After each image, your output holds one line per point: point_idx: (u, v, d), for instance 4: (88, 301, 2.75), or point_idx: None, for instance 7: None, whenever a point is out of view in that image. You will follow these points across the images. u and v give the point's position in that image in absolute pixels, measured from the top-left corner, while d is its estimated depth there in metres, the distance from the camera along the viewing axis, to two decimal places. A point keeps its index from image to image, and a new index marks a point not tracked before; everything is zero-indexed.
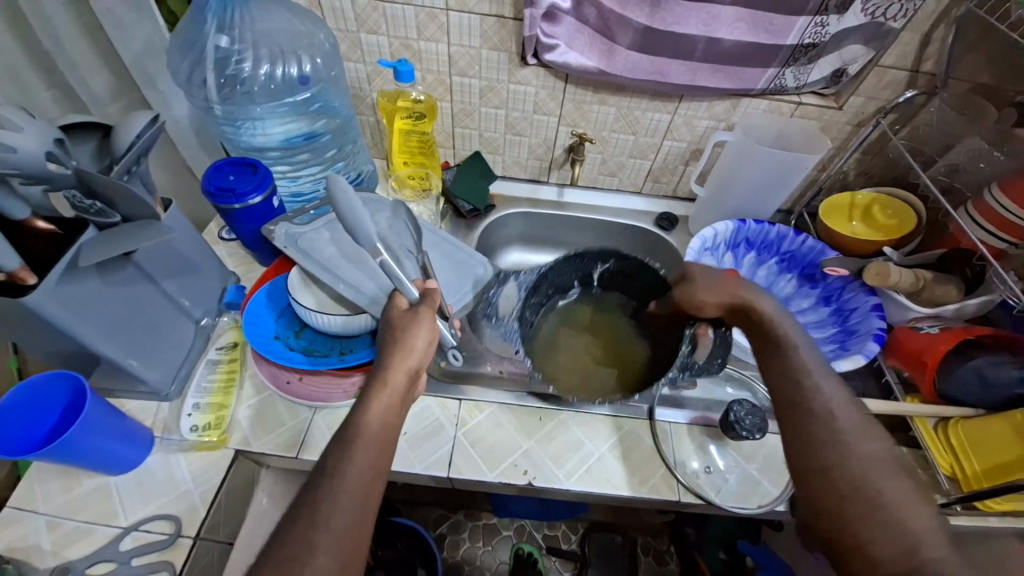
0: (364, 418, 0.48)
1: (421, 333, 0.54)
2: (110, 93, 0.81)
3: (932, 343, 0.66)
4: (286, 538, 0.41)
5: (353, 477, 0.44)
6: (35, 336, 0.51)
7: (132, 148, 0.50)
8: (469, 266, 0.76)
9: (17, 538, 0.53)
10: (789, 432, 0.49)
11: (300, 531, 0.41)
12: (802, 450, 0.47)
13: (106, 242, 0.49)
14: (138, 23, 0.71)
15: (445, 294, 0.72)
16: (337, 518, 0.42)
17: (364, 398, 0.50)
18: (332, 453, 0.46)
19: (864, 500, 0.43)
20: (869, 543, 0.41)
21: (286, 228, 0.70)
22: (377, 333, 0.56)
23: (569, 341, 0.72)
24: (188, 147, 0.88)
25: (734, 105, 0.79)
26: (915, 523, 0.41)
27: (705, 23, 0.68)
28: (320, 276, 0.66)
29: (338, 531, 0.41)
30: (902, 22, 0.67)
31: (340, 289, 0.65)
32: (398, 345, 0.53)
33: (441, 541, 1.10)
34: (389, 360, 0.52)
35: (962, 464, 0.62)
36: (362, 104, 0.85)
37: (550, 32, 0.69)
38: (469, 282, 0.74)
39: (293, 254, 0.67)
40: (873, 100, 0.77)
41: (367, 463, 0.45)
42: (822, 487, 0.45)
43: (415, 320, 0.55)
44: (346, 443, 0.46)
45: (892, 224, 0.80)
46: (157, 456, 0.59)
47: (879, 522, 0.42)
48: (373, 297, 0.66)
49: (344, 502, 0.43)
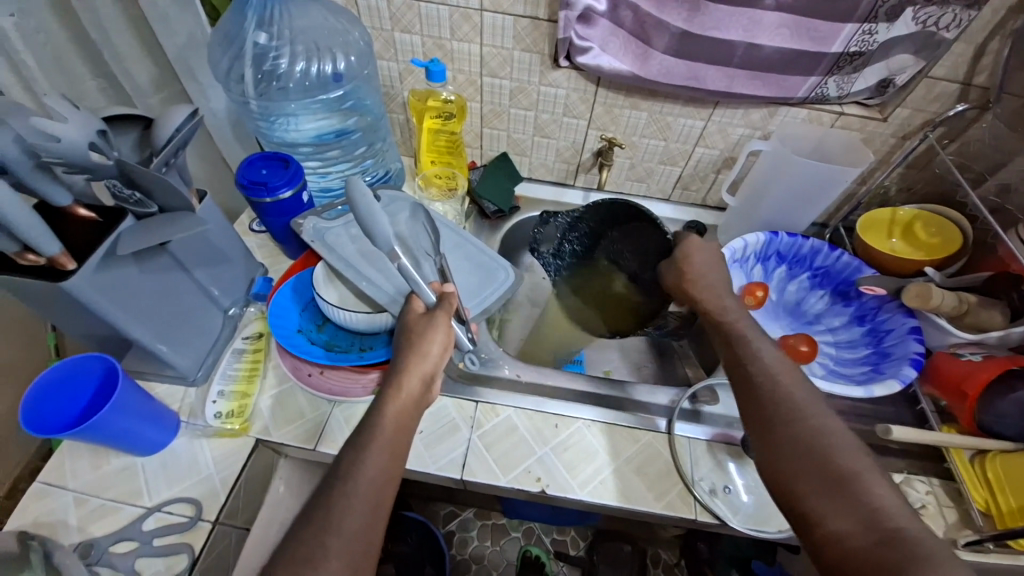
0: (377, 420, 0.50)
1: (435, 338, 0.55)
2: (152, 85, 0.84)
3: (974, 371, 0.62)
4: (303, 538, 0.42)
5: (366, 480, 0.45)
6: (73, 319, 0.53)
7: (171, 141, 0.52)
8: (490, 269, 0.76)
9: (46, 512, 0.55)
10: (753, 430, 0.50)
11: (315, 531, 0.42)
12: (767, 444, 0.48)
13: (143, 231, 0.50)
14: (181, 17, 0.73)
15: (465, 297, 0.72)
16: (349, 521, 0.43)
17: (379, 401, 0.51)
18: (346, 457, 0.47)
19: (830, 482, 0.43)
20: (833, 523, 0.42)
21: (314, 222, 0.71)
22: (395, 335, 0.58)
23: (589, 278, 0.82)
24: (224, 139, 0.91)
25: (771, 113, 0.77)
26: (884, 502, 0.41)
27: (746, 29, 0.66)
28: (344, 272, 0.67)
29: (350, 532, 0.42)
30: (956, 33, 0.64)
31: (363, 286, 0.66)
32: (412, 349, 0.54)
33: (450, 537, 1.11)
34: (405, 364, 0.53)
35: (998, 500, 0.58)
36: (392, 103, 0.86)
37: (584, 34, 0.68)
38: (490, 285, 0.74)
39: (319, 249, 0.68)
40: (921, 113, 0.74)
41: (379, 467, 0.46)
42: (785, 468, 0.46)
43: (429, 324, 0.56)
44: (360, 445, 0.47)
45: (934, 242, 0.78)
46: (181, 440, 0.61)
47: (846, 504, 0.42)
48: (394, 296, 0.66)
49: (356, 506, 0.44)
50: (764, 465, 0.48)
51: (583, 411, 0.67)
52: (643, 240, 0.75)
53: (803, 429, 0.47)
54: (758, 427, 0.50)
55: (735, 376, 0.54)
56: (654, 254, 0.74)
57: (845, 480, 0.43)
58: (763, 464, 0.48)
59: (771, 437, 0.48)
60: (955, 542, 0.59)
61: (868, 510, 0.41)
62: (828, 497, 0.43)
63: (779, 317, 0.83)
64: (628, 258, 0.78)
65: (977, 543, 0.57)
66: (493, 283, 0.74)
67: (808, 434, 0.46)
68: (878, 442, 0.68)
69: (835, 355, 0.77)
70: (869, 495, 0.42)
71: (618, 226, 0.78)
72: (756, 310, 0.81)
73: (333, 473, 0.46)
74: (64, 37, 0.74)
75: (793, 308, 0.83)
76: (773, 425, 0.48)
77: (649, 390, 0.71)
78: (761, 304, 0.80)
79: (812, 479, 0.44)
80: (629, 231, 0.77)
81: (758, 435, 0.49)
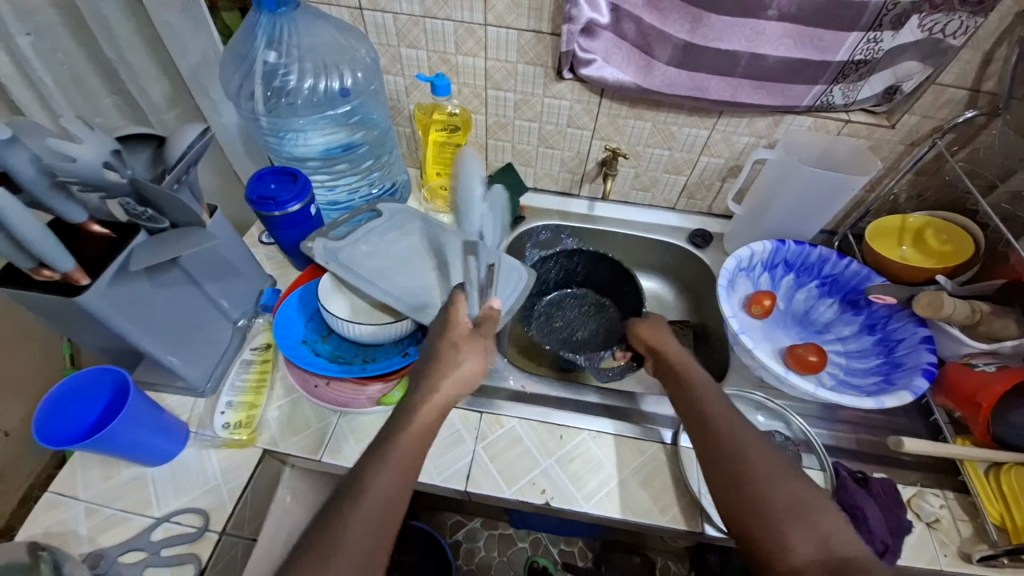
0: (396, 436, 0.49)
1: (466, 348, 0.55)
2: (167, 101, 0.86)
3: (989, 382, 0.61)
4: (308, 552, 0.42)
5: (378, 499, 0.45)
6: (86, 332, 0.54)
7: (184, 158, 0.53)
8: (503, 271, 0.75)
9: (58, 522, 0.56)
10: (708, 465, 0.51)
11: (315, 548, 0.42)
12: (725, 478, 0.49)
13: (155, 247, 0.52)
14: (194, 35, 0.75)
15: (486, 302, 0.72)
16: (351, 543, 0.43)
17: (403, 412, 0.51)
18: (359, 472, 0.47)
19: (788, 512, 0.46)
20: (797, 551, 0.44)
21: (322, 244, 0.69)
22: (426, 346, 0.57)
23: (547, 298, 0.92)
24: (235, 153, 0.93)
25: (776, 121, 0.77)
26: (831, 526, 0.45)
27: (749, 39, 0.66)
28: (367, 289, 0.67)
29: (350, 554, 0.42)
30: (963, 40, 0.64)
31: (389, 301, 0.66)
32: (439, 360, 0.54)
33: (457, 548, 1.10)
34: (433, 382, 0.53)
35: (1012, 513, 0.57)
36: (399, 115, 0.87)
37: (587, 46, 0.69)
38: (508, 284, 0.74)
39: (336, 270, 0.68)
40: (929, 119, 0.73)
41: (386, 486, 0.46)
42: (746, 500, 0.47)
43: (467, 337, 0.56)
44: (373, 461, 0.47)
45: (945, 251, 0.76)
46: (190, 450, 0.62)
47: (804, 532, 0.45)
48: (420, 305, 0.67)
49: (360, 523, 0.44)
50: (721, 498, 0.49)
51: (589, 422, 0.67)
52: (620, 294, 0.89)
53: (769, 452, 0.50)
54: (720, 444, 0.51)
55: (683, 408, 0.56)
56: (620, 321, 0.89)
57: (799, 507, 0.46)
58: (721, 497, 0.49)
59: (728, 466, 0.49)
60: (969, 558, 0.57)
61: (820, 536, 0.44)
62: (791, 528, 0.45)
63: (787, 325, 0.82)
64: (590, 316, 0.91)
65: (990, 558, 0.55)
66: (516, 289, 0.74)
67: (760, 461, 0.49)
68: (890, 453, 0.67)
69: (844, 364, 0.76)
70: (818, 520, 0.45)
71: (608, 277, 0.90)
72: (762, 319, 0.80)
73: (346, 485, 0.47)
74: (82, 57, 0.77)
75: (802, 317, 0.82)
76: (735, 445, 0.50)
77: (655, 401, 0.71)
78: (768, 313, 0.79)
79: (771, 507, 0.46)
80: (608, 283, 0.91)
81: (722, 455, 0.50)
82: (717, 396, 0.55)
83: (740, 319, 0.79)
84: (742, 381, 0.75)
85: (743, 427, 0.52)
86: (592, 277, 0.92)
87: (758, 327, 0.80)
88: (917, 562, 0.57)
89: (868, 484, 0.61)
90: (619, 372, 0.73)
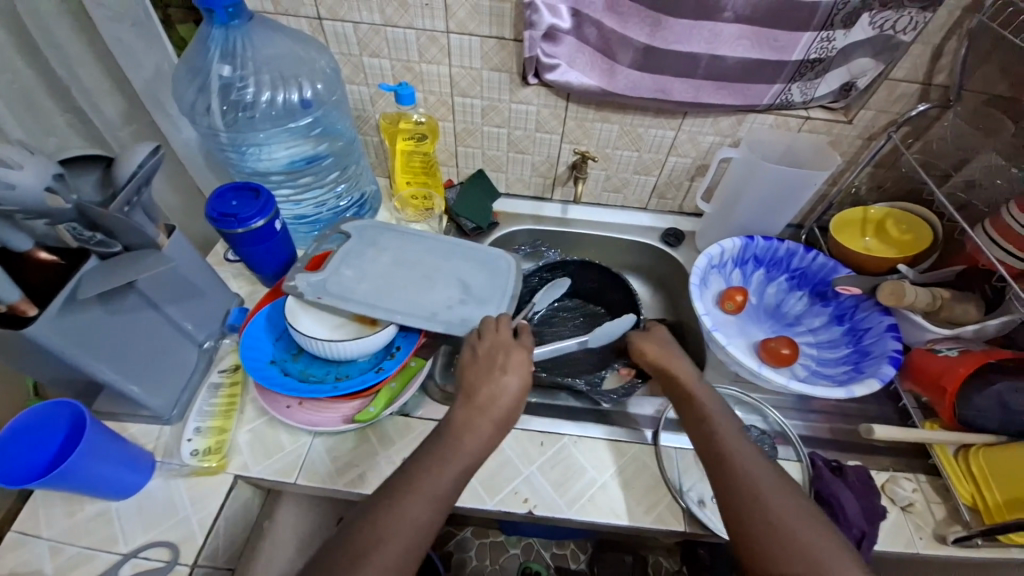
0: (468, 436, 0.53)
1: (514, 372, 0.58)
2: (122, 118, 0.84)
3: (952, 366, 0.63)
4: (368, 521, 0.46)
5: (442, 487, 0.49)
6: (37, 366, 0.52)
7: (134, 177, 0.51)
8: (486, 263, 0.74)
9: (19, 564, 0.53)
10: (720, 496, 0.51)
11: (377, 522, 0.46)
12: (735, 513, 0.49)
13: (107, 272, 0.50)
14: (147, 51, 0.73)
15: (488, 296, 0.70)
16: (409, 522, 0.46)
17: (463, 418, 0.55)
18: (427, 462, 0.51)
19: (794, 553, 0.45)
20: None
21: (306, 279, 0.66)
22: (463, 366, 0.60)
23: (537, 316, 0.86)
24: (197, 169, 0.90)
25: (739, 120, 0.78)
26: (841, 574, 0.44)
27: (707, 41, 0.67)
28: (370, 313, 0.65)
29: (402, 539, 0.45)
30: (912, 36, 0.66)
31: (397, 318, 0.65)
32: (493, 382, 0.57)
33: (448, 559, 1.08)
34: (478, 391, 0.56)
35: (984, 494, 0.59)
36: (365, 125, 0.86)
37: (551, 52, 0.69)
38: (499, 276, 0.73)
39: (331, 302, 0.64)
40: (884, 114, 0.76)
41: (449, 482, 0.50)
42: (749, 531, 0.47)
43: (521, 363, 0.59)
44: (443, 454, 0.52)
45: (905, 239, 0.79)
46: (157, 481, 0.59)
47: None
48: (429, 315, 0.66)
49: (420, 507, 0.47)
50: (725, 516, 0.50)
51: (569, 427, 0.67)
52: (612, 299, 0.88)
53: (779, 487, 0.50)
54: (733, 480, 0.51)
55: (699, 436, 0.56)
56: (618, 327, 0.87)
57: (807, 551, 0.45)
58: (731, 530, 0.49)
59: (734, 502, 0.49)
60: (943, 539, 0.59)
61: None
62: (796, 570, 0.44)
63: (760, 320, 0.83)
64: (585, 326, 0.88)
65: (965, 539, 0.57)
66: (559, 346, 0.67)
67: (777, 501, 0.48)
68: (864, 441, 0.68)
69: (816, 355, 0.77)
70: (826, 566, 0.44)
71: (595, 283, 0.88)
72: (735, 315, 0.81)
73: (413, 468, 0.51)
74: None
75: (773, 311, 0.83)
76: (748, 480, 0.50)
77: (638, 404, 0.72)
78: (740, 308, 0.80)
79: (778, 545, 0.46)
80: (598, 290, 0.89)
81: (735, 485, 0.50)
82: (730, 423, 0.56)
83: (714, 316, 0.80)
84: (719, 377, 0.76)
85: (758, 464, 0.51)
86: (580, 286, 0.90)
87: (732, 323, 0.81)
88: (895, 546, 0.58)
89: (843, 472, 0.62)
90: (623, 392, 0.73)
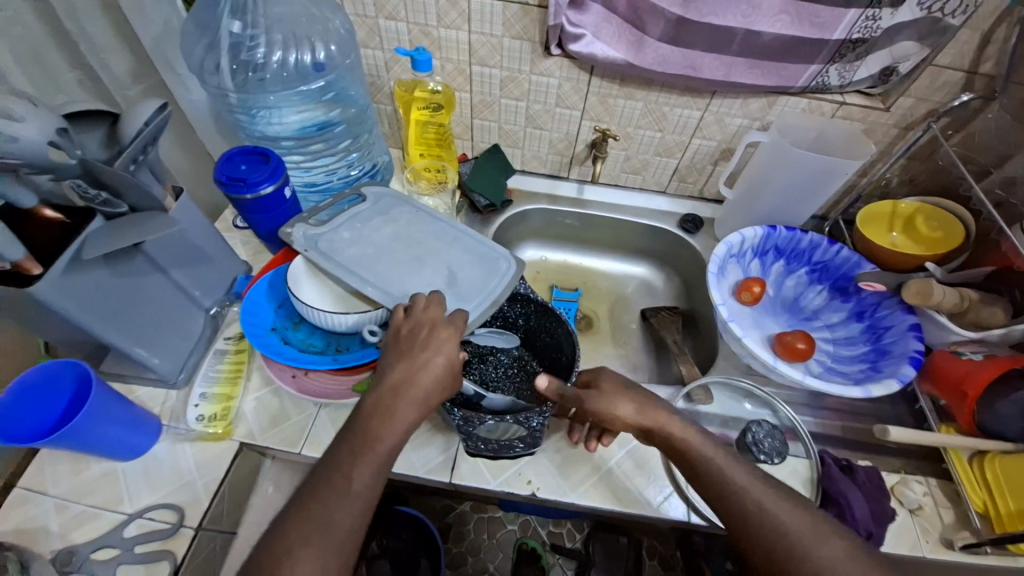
0: (384, 429, 0.47)
1: (438, 350, 0.52)
2: (131, 76, 0.81)
3: (974, 371, 0.61)
4: (294, 514, 0.42)
5: (355, 482, 0.44)
6: (45, 326, 0.51)
7: (140, 136, 0.50)
8: (491, 260, 0.67)
9: (27, 518, 0.54)
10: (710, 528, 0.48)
11: (299, 519, 0.42)
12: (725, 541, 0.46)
13: (112, 233, 0.49)
14: (157, 5, 0.70)
15: (468, 293, 0.63)
16: (337, 521, 0.42)
17: (383, 402, 0.49)
18: (337, 463, 0.45)
19: None
20: None
21: (303, 230, 0.66)
22: (386, 344, 0.54)
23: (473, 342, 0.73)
24: (207, 130, 0.88)
25: (770, 103, 0.74)
26: None
27: (744, 15, 0.63)
28: (343, 279, 0.62)
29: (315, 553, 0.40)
30: (961, 19, 0.61)
31: (367, 291, 0.61)
32: (411, 357, 0.51)
33: (445, 531, 1.10)
34: (396, 369, 0.51)
35: (996, 502, 0.57)
36: (379, 93, 0.83)
37: (576, 20, 0.66)
38: (492, 278, 0.65)
39: (314, 257, 0.63)
40: (925, 102, 0.71)
41: (368, 480, 0.45)
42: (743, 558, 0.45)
43: (449, 339, 0.53)
44: (354, 451, 0.46)
45: (935, 237, 0.76)
46: (163, 444, 0.59)
47: None
48: (401, 298, 0.61)
49: (344, 504, 0.43)
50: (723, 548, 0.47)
51: None
52: (557, 365, 0.68)
53: None
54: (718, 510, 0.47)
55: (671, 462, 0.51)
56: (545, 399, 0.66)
57: None
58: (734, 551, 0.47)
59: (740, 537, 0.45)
60: (950, 544, 0.58)
61: None
62: None
63: (777, 313, 0.81)
64: (514, 383, 0.70)
65: (973, 546, 0.56)
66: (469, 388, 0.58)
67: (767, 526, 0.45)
68: (874, 440, 0.67)
69: (832, 352, 0.75)
70: None
71: (549, 343, 0.69)
72: (752, 307, 0.79)
73: (321, 474, 0.45)
74: None
75: (791, 304, 0.81)
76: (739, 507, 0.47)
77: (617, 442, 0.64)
78: (758, 300, 0.78)
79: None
80: (551, 351, 0.69)
81: (735, 544, 0.46)
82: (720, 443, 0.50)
83: (730, 306, 0.78)
84: (730, 369, 0.75)
85: None
86: (536, 339, 0.71)
87: (748, 315, 0.79)
88: (899, 549, 0.58)
89: (854, 472, 0.61)
90: (497, 448, 0.59)
